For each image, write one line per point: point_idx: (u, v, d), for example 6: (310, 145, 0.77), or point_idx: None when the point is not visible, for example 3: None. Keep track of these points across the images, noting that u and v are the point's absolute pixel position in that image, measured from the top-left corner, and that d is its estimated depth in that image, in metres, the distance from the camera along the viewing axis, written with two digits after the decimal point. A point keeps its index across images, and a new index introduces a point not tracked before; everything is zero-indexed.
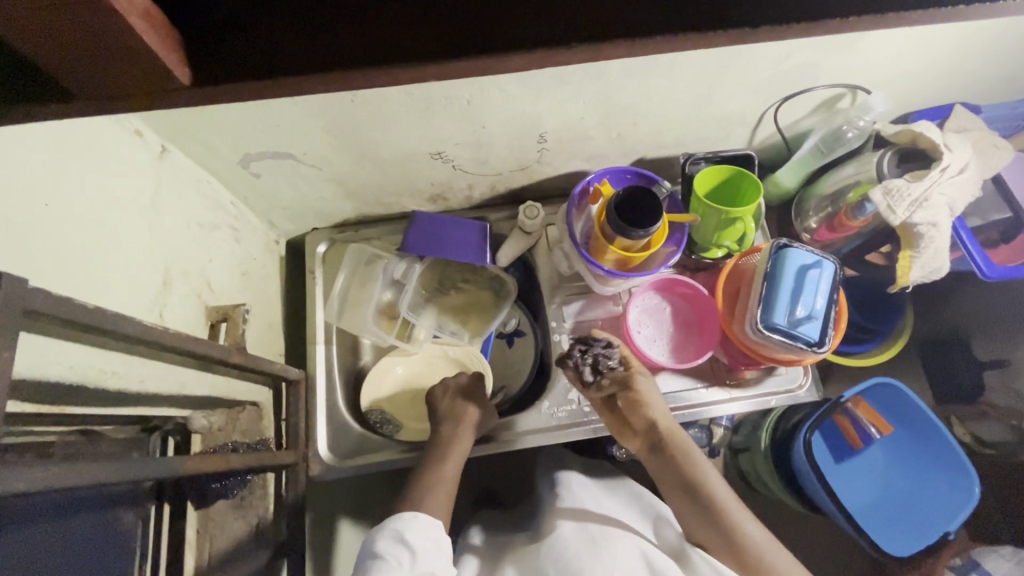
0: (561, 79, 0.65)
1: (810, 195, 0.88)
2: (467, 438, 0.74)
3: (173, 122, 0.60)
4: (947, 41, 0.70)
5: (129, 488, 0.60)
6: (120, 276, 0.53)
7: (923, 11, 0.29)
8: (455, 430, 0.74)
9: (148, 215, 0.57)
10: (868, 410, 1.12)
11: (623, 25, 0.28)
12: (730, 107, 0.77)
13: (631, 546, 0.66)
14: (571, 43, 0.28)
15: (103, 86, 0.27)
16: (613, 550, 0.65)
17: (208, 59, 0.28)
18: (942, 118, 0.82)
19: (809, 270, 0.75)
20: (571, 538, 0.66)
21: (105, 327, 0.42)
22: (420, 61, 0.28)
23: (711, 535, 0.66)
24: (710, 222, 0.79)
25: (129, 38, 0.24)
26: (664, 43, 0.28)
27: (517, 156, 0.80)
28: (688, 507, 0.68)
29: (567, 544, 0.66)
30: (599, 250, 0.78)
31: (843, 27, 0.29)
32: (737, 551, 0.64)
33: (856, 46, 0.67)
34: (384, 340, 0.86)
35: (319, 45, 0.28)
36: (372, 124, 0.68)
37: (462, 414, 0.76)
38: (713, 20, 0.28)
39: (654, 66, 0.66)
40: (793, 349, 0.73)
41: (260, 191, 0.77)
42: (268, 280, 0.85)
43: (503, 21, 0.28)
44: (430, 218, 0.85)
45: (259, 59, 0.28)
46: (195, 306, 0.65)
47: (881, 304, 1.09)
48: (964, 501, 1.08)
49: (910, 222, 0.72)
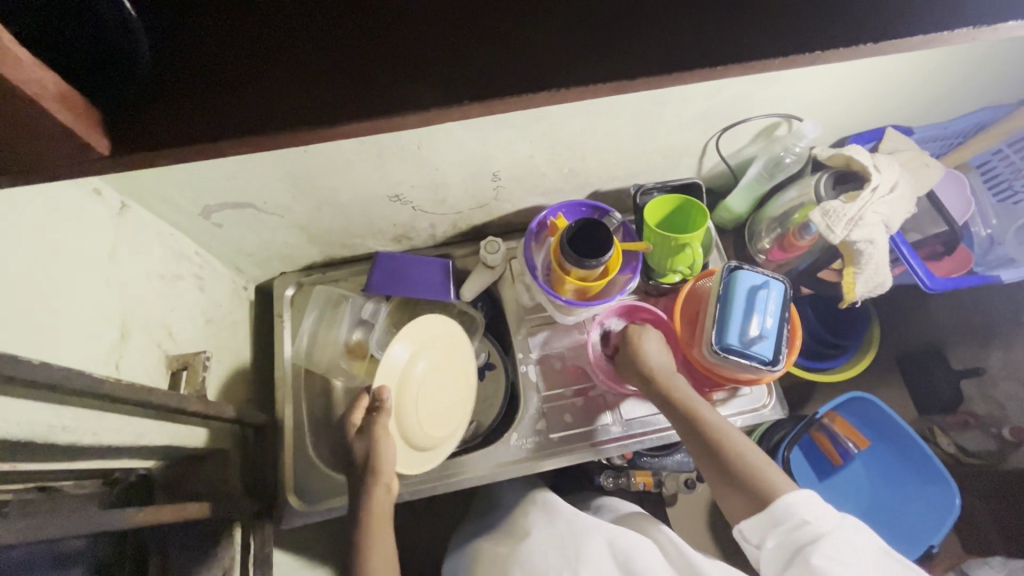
0: (504, 122, 0.69)
1: (760, 217, 0.91)
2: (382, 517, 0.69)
3: (130, 180, 0.62)
4: (869, 74, 0.74)
5: (87, 545, 0.59)
6: (75, 331, 0.54)
7: (785, 57, 0.33)
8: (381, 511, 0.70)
9: (105, 269, 0.59)
10: (844, 424, 1.13)
11: (513, 79, 0.31)
12: (673, 141, 0.81)
13: (597, 538, 0.69)
14: (463, 101, 0.31)
15: (28, 162, 0.29)
16: (581, 543, 0.69)
17: (130, 137, 0.30)
18: (875, 140, 0.87)
19: (759, 290, 0.77)
20: (540, 541, 0.71)
21: (52, 383, 0.43)
22: (317, 125, 0.30)
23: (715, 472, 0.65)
24: (662, 249, 0.83)
25: (46, 120, 0.26)
26: (552, 95, 0.31)
27: (474, 195, 0.84)
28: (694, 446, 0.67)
29: (539, 547, 0.70)
30: (557, 281, 0.79)
31: (716, 73, 0.32)
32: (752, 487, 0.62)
33: (782, 81, 0.71)
34: (354, 381, 0.88)
35: (236, 115, 0.30)
36: (329, 173, 0.71)
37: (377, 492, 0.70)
38: (596, 75, 0.32)
39: (593, 108, 0.70)
40: (748, 368, 0.75)
41: (223, 240, 0.79)
42: (235, 326, 0.85)
43: (403, 86, 0.31)
44: (393, 257, 0.88)
45: (178, 131, 0.30)
46: (155, 356, 0.66)
47: (845, 320, 1.12)
48: (945, 513, 1.06)
49: (849, 240, 0.75)
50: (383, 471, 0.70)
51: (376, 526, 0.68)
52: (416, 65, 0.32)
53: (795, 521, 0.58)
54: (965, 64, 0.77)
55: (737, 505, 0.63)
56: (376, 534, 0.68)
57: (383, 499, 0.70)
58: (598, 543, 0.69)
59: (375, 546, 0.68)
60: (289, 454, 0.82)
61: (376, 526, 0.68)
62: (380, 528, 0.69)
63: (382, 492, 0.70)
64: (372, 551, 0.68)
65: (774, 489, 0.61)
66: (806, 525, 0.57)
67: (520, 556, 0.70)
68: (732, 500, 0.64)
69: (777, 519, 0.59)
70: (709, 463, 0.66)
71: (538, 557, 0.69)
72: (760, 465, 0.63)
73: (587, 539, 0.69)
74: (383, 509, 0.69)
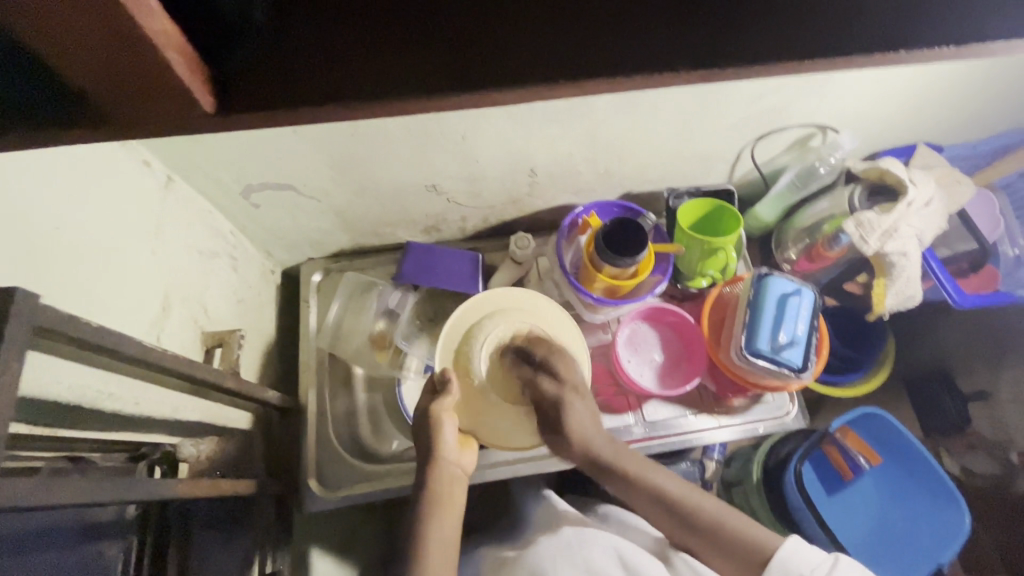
0: (551, 116, 0.69)
1: (789, 227, 0.92)
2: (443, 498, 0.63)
3: (178, 154, 0.63)
4: (908, 87, 0.75)
5: (114, 519, 0.59)
6: (122, 299, 0.54)
7: (870, 55, 0.33)
8: (445, 490, 0.64)
9: (151, 241, 0.59)
10: (856, 439, 1.10)
11: (607, 62, 0.32)
12: (710, 146, 0.82)
13: (606, 546, 0.70)
14: (559, 81, 0.31)
15: (135, 114, 0.30)
16: (590, 550, 0.69)
17: (234, 94, 0.31)
18: (907, 156, 0.88)
19: (790, 297, 0.78)
20: (548, 546, 0.70)
21: (109, 347, 0.43)
22: (410, 96, 0.31)
23: (663, 520, 0.65)
24: (693, 253, 0.84)
25: (166, 72, 0.27)
26: (645, 80, 0.32)
27: (509, 189, 0.84)
28: (635, 496, 0.65)
29: (546, 551, 0.69)
30: (588, 278, 0.79)
31: (800, 67, 0.33)
32: (725, 544, 0.62)
33: (824, 90, 0.72)
34: (375, 369, 0.87)
35: (330, 85, 0.31)
36: (372, 158, 0.71)
37: (443, 470, 0.65)
38: (687, 62, 0.32)
39: (637, 107, 0.70)
40: (777, 374, 0.75)
41: (259, 221, 0.79)
42: (263, 308, 0.86)
43: (498, 62, 0.32)
44: (424, 248, 0.88)
45: (276, 94, 0.31)
46: (192, 332, 0.66)
47: (864, 335, 1.12)
48: (956, 533, 1.06)
49: (883, 251, 0.76)
50: (447, 450, 0.66)
51: (443, 496, 0.63)
52: (507, 40, 0.32)
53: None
54: (995, 83, 0.79)
55: (698, 546, 0.64)
56: (429, 507, 0.63)
57: (450, 472, 0.65)
58: (606, 550, 0.69)
59: (433, 520, 0.62)
60: (311, 439, 0.83)
61: (434, 498, 0.63)
62: (449, 496, 0.64)
63: (440, 476, 0.64)
64: (439, 522, 0.62)
65: (725, 527, 0.62)
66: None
67: (528, 559, 0.69)
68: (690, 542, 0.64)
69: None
70: (661, 513, 0.65)
71: (546, 559, 0.68)
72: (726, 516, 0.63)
73: (594, 543, 0.70)
74: (445, 496, 0.63)
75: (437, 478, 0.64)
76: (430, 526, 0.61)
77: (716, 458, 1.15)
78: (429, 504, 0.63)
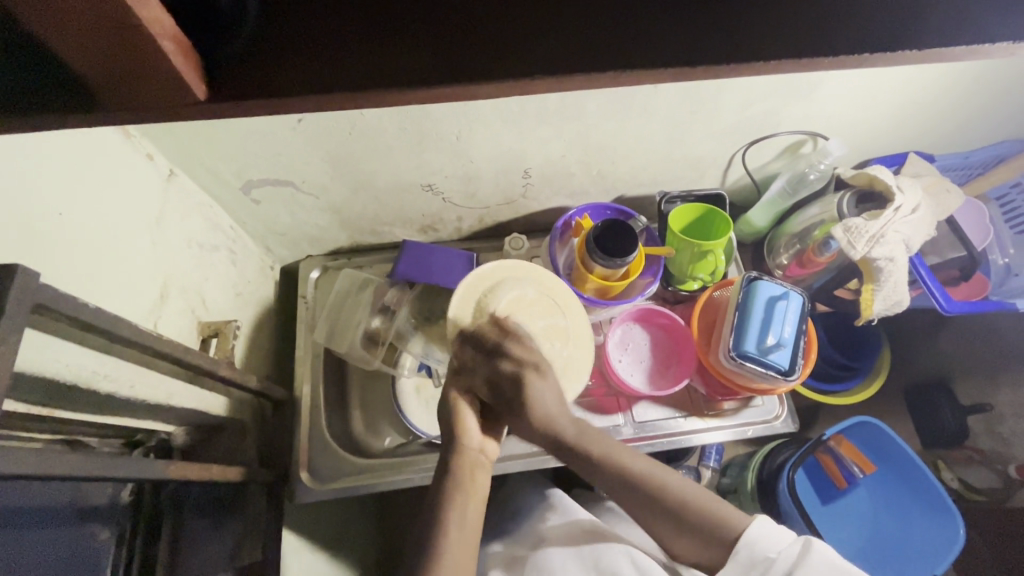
0: (543, 117, 0.71)
1: (781, 233, 0.93)
2: (467, 489, 0.62)
3: (181, 148, 0.65)
4: (895, 95, 0.77)
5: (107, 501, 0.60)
6: (122, 285, 0.56)
7: (832, 56, 0.34)
8: (468, 477, 0.62)
9: (152, 231, 0.61)
10: (849, 447, 1.09)
11: (578, 61, 0.33)
12: (701, 151, 0.84)
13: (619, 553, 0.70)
14: (534, 75, 0.33)
15: (135, 100, 0.31)
16: (601, 556, 0.70)
17: (226, 84, 0.33)
18: (897, 164, 0.88)
19: (778, 301, 0.79)
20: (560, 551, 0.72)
21: (104, 328, 0.44)
22: (388, 88, 0.32)
23: (627, 498, 0.64)
24: (684, 255, 0.85)
25: (161, 59, 0.29)
26: (614, 76, 0.33)
27: (504, 190, 0.86)
28: (596, 474, 0.64)
29: (557, 557, 0.71)
30: (579, 279, 0.81)
31: (766, 67, 0.34)
32: (696, 525, 0.61)
33: (813, 96, 0.74)
34: (371, 365, 0.87)
35: (318, 75, 0.33)
36: (369, 156, 0.73)
37: (468, 458, 0.63)
38: (659, 63, 0.34)
39: (628, 111, 0.72)
40: (765, 376, 0.76)
41: (259, 217, 0.81)
42: (261, 302, 0.88)
43: (471, 56, 0.33)
44: (419, 246, 0.89)
45: (265, 84, 0.33)
46: (189, 321, 0.68)
47: (858, 343, 1.12)
48: (944, 509, 1.07)
49: (870, 256, 0.77)
50: (470, 437, 0.64)
51: (465, 481, 0.62)
52: (482, 37, 0.34)
53: (763, 562, 0.58)
54: (984, 93, 0.81)
55: (673, 532, 0.63)
56: (452, 494, 0.61)
57: (472, 458, 0.64)
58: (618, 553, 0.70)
59: (455, 507, 0.60)
60: (304, 434, 0.83)
61: (457, 486, 0.62)
62: (470, 483, 0.62)
63: (465, 464, 0.63)
64: (464, 511, 0.61)
65: (699, 507, 0.62)
66: (772, 563, 0.58)
67: (537, 560, 0.72)
68: (667, 533, 0.63)
69: (744, 559, 0.59)
70: (622, 490, 0.63)
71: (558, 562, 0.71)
72: (697, 496, 0.62)
73: (605, 548, 0.71)
74: (468, 488, 0.62)
75: (461, 465, 0.63)
76: (450, 515, 0.60)
77: (711, 465, 1.15)
78: (453, 490, 0.61)
